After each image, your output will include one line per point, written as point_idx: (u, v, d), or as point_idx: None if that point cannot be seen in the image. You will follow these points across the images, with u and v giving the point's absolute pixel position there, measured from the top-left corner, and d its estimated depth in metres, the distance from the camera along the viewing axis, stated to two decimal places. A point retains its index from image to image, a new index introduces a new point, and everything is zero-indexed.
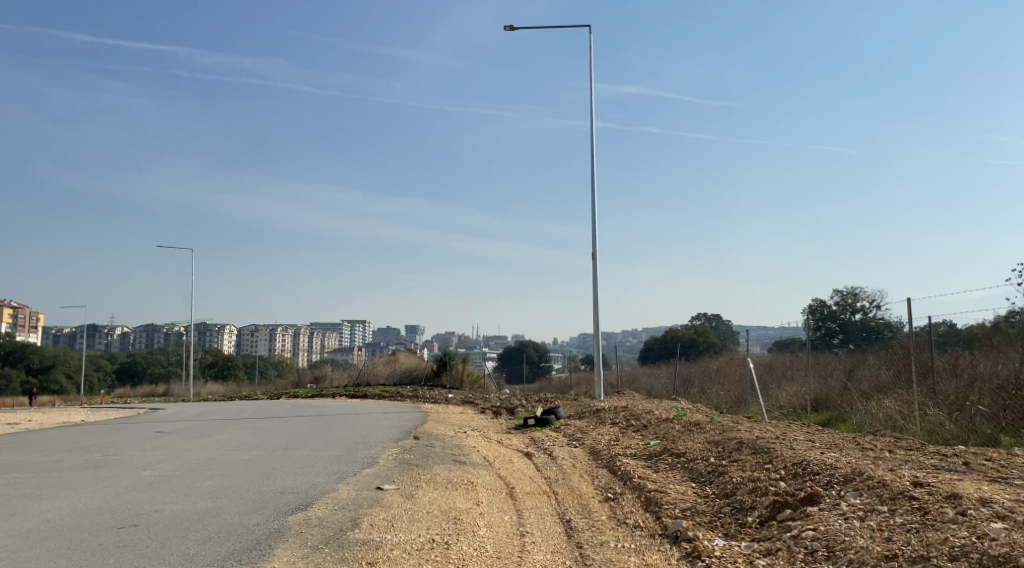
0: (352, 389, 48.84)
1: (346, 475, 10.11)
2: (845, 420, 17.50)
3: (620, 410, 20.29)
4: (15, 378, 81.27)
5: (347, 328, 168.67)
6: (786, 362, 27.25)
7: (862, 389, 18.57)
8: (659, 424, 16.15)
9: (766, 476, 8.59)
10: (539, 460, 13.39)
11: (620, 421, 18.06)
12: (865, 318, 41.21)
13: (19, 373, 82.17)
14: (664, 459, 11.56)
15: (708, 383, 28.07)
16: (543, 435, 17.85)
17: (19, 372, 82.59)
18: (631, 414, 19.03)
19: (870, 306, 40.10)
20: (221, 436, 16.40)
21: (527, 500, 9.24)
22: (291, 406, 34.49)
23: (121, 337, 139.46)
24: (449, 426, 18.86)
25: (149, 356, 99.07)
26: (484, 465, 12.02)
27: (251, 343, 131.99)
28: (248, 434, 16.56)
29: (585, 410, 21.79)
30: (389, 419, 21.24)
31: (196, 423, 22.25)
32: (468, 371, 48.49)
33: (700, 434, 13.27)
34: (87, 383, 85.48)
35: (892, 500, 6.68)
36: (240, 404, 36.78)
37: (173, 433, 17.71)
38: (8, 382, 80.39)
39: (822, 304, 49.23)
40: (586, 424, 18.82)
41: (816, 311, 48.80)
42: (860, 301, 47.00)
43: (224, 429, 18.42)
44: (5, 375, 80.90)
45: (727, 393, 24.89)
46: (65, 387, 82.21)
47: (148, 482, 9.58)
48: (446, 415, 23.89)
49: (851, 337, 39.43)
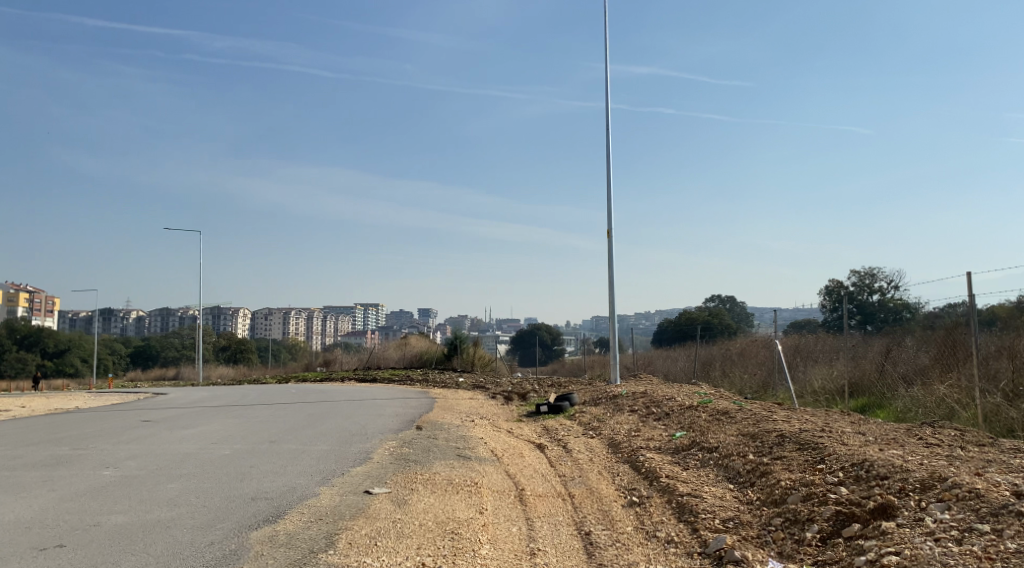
0: (361, 373, 47.76)
1: (331, 476, 8.88)
2: (885, 407, 16.11)
3: (639, 397, 18.99)
4: (31, 362, 80.68)
5: (360, 310, 167.86)
6: (812, 344, 25.93)
7: (901, 374, 17.21)
8: (683, 413, 14.80)
9: (821, 478, 7.28)
10: (552, 454, 12.09)
11: (640, 409, 16.75)
12: (886, 300, 39.70)
13: (35, 356, 81.41)
14: (693, 455, 10.25)
15: (730, 367, 26.79)
16: (557, 424, 16.54)
17: (34, 355, 81.87)
18: (652, 401, 17.71)
19: (891, 286, 38.59)
20: (209, 425, 15.22)
21: (540, 506, 7.97)
22: (297, 391, 33.31)
23: (137, 321, 139.36)
24: (456, 414, 17.58)
25: (164, 339, 98.46)
26: (491, 461, 10.75)
27: (265, 327, 131.56)
28: (237, 424, 15.34)
29: (602, 396, 20.50)
30: (393, 406, 19.98)
31: (191, 410, 21.10)
32: (480, 354, 47.20)
33: (732, 425, 11.94)
34: (102, 366, 84.87)
35: (995, 518, 5.40)
36: (246, 389, 35.65)
37: (160, 422, 16.57)
38: (24, 364, 79.78)
39: (838, 285, 47.69)
40: (603, 411, 17.51)
41: (833, 292, 47.28)
42: (879, 282, 45.45)
43: (214, 417, 17.26)
44: (21, 358, 80.25)
45: (751, 378, 23.58)
46: (81, 371, 81.61)
47: (101, 485, 8.38)
48: (455, 401, 22.62)
49: (873, 319, 37.95)
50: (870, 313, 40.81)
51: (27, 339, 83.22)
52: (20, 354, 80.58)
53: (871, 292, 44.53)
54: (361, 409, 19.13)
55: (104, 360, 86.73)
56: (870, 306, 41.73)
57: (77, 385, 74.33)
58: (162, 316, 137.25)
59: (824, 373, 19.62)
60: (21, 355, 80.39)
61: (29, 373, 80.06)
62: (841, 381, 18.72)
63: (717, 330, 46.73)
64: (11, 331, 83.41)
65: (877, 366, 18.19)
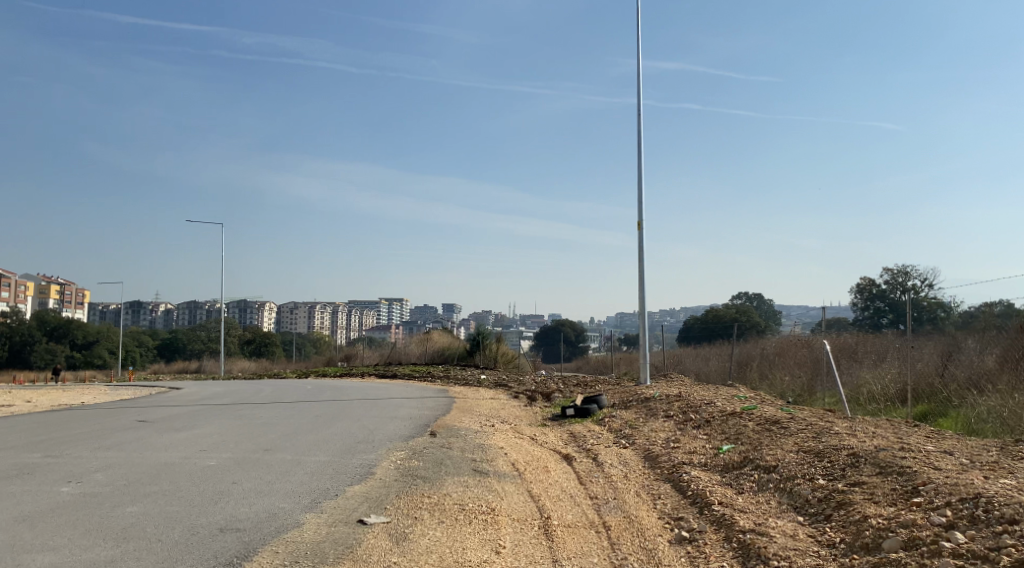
0: (381, 368, 46.58)
1: (323, 498, 7.54)
2: (952, 416, 14.55)
3: (674, 400, 17.53)
4: (59, 354, 80.34)
5: (384, 305, 167.33)
6: (856, 344, 24.33)
7: (964, 379, 15.57)
8: (725, 421, 13.34)
9: (925, 519, 5.86)
10: (581, 468, 10.69)
11: (676, 414, 15.32)
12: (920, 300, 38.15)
13: (64, 348, 81.19)
14: (747, 476, 8.86)
15: (768, 367, 25.21)
16: (584, 430, 15.14)
17: (63, 346, 81.68)
18: (688, 405, 16.27)
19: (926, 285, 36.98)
20: (205, 427, 13.93)
21: (571, 541, 6.59)
22: (314, 388, 32.13)
23: (165, 314, 139.73)
24: (474, 417, 16.19)
25: (190, 332, 98.09)
26: (511, 477, 9.36)
27: (290, 321, 131.45)
28: (237, 427, 14.04)
29: (632, 398, 19.06)
30: (409, 406, 18.66)
31: (196, 408, 19.88)
32: (502, 351, 45.79)
33: (787, 439, 10.51)
34: (129, 357, 84.48)
35: None
36: (260, 385, 34.42)
37: (157, 421, 15.31)
38: (53, 356, 79.44)
39: (869, 283, 45.87)
40: (635, 416, 16.07)
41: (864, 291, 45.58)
42: (912, 280, 43.72)
43: (216, 418, 15.98)
44: (50, 350, 79.81)
45: (792, 379, 22.03)
46: (109, 363, 81.21)
47: (48, 507, 7.05)
48: (475, 401, 21.26)
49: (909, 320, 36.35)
50: (904, 314, 39.13)
51: (56, 330, 82.74)
52: (49, 345, 80.21)
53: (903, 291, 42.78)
54: (373, 410, 17.80)
55: (132, 352, 86.42)
56: (905, 307, 39.79)
57: (103, 378, 73.66)
58: (190, 309, 137.12)
59: (874, 376, 17.99)
60: (50, 347, 80.01)
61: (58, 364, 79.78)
62: (894, 385, 17.09)
63: (744, 330, 45.01)
64: (41, 322, 83.04)
65: (937, 369, 16.55)
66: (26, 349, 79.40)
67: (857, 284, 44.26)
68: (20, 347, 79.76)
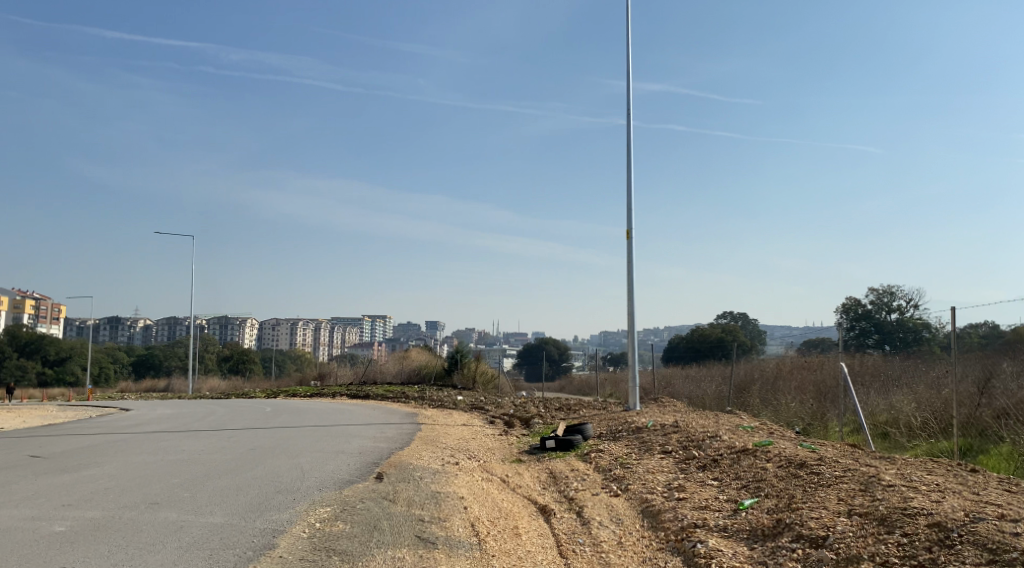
0: (355, 388, 43.91)
1: None
2: (1005, 455, 12.25)
3: (669, 431, 15.11)
4: (31, 370, 77.12)
5: (367, 323, 163.88)
6: (867, 366, 21.97)
7: (1008, 409, 13.26)
8: (737, 463, 10.92)
9: None
10: (560, 530, 8.26)
11: (674, 451, 12.92)
12: (910, 321, 36.43)
13: (36, 365, 77.93)
14: (785, 552, 6.52)
15: (769, 392, 22.85)
16: (566, 469, 12.75)
17: (35, 363, 78.21)
18: (687, 439, 13.87)
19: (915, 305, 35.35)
20: (104, 466, 11.40)
21: None
22: (274, 410, 29.37)
23: (144, 329, 135.93)
24: (439, 452, 13.74)
25: (168, 348, 94.77)
26: (468, 552, 6.92)
27: (271, 337, 128.29)
28: (142, 465, 11.50)
29: (623, 428, 16.60)
30: (365, 438, 16.08)
31: (122, 436, 17.28)
32: (482, 370, 43.22)
33: (826, 490, 8.12)
34: (102, 374, 81.12)
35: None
36: (217, 407, 31.68)
37: (53, 457, 12.69)
38: (24, 372, 76.19)
39: (855, 303, 43.96)
40: (625, 452, 13.64)
41: (849, 312, 43.78)
42: (898, 299, 42.03)
43: (129, 452, 13.39)
44: (21, 366, 76.51)
45: (800, 406, 19.70)
46: (81, 379, 77.84)
47: None
48: (442, 429, 18.81)
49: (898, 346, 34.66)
50: (892, 335, 37.50)
51: (29, 346, 79.19)
52: (20, 361, 76.91)
53: (888, 312, 41.18)
54: (321, 441, 15.26)
55: (106, 368, 83.17)
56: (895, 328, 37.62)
57: (73, 395, 70.40)
58: (169, 326, 133.58)
59: (897, 402, 15.72)
60: (21, 362, 76.76)
61: (29, 382, 76.51)
62: (923, 412, 14.77)
63: (732, 353, 42.64)
64: (13, 338, 79.60)
65: (973, 396, 14.24)
66: None
67: (842, 304, 42.13)
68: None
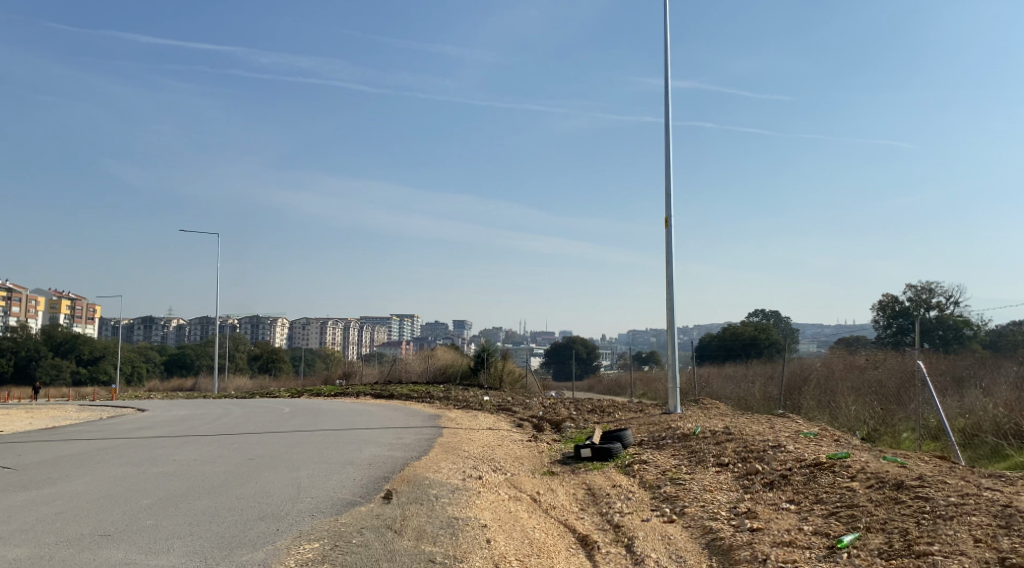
0: (379, 388, 42.40)
1: None
2: None
3: (721, 439, 13.31)
4: (65, 369, 76.53)
5: (395, 321, 162.67)
6: (929, 360, 19.96)
7: None
8: (813, 482, 9.11)
9: None
10: None
11: (733, 464, 11.11)
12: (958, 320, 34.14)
13: (69, 364, 77.44)
14: None
15: (823, 394, 20.84)
16: (607, 484, 11.04)
17: (69, 362, 77.71)
18: (745, 449, 12.06)
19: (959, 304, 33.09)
20: (71, 481, 9.91)
21: None
22: (292, 412, 27.86)
23: (177, 329, 135.74)
24: (463, 464, 12.09)
25: (199, 346, 93.97)
26: None
27: (301, 336, 127.47)
28: (117, 480, 9.97)
29: (667, 435, 14.79)
30: (380, 445, 14.45)
31: (119, 442, 15.85)
32: (509, 369, 41.56)
33: (952, 524, 6.32)
34: (134, 374, 80.41)
35: None
36: (234, 408, 30.24)
37: (26, 468, 11.25)
38: (59, 372, 75.63)
39: (893, 299, 41.53)
40: (674, 465, 11.87)
41: (887, 308, 41.41)
42: (938, 295, 39.64)
43: (110, 463, 11.85)
44: (56, 365, 75.98)
45: (863, 409, 17.72)
46: (113, 377, 77.08)
47: None
48: (465, 435, 17.16)
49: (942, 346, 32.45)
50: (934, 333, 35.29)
51: (63, 345, 78.86)
52: (55, 360, 76.30)
53: (927, 308, 38.84)
54: (330, 449, 13.64)
55: (138, 367, 82.49)
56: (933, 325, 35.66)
57: (103, 394, 69.52)
58: (201, 324, 133.20)
59: (980, 406, 13.80)
60: (56, 361, 76.20)
61: (64, 380, 75.78)
62: (1016, 417, 12.81)
63: (766, 351, 40.67)
64: (47, 336, 79.08)
65: None
66: (32, 365, 75.22)
67: (878, 300, 40.05)
68: (26, 361, 75.68)
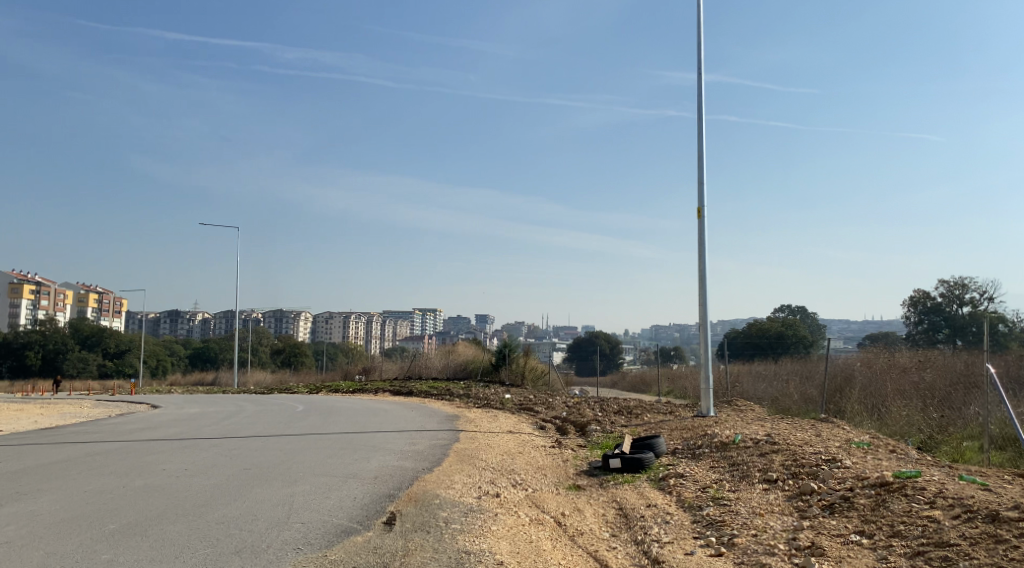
0: (399, 384, 41.32)
1: None
2: None
3: (765, 450, 12.01)
4: (92, 362, 76.03)
5: (418, 317, 161.87)
6: (983, 361, 18.50)
7: None
8: (886, 508, 7.84)
9: None
10: None
11: (782, 483, 9.84)
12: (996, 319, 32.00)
13: (96, 356, 77.04)
14: None
15: (868, 396, 19.39)
16: (641, 501, 9.81)
17: (95, 355, 77.31)
18: (794, 462, 10.77)
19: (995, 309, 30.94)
20: (38, 497, 8.82)
21: None
22: (306, 410, 26.81)
23: (202, 323, 135.71)
24: (479, 477, 10.89)
25: (223, 340, 93.54)
26: None
27: (324, 331, 126.93)
28: (88, 496, 8.84)
29: (702, 444, 13.50)
30: (390, 452, 13.28)
31: (112, 445, 14.77)
32: (531, 365, 40.49)
33: None
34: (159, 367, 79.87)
35: None
36: (248, 405, 29.27)
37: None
38: (85, 364, 75.14)
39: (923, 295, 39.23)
40: (715, 480, 10.61)
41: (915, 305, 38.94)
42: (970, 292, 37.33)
43: (90, 471, 10.75)
44: (83, 358, 75.65)
45: (915, 415, 16.30)
46: (137, 370, 76.71)
47: None
48: (483, 440, 15.97)
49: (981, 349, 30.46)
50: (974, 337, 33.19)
51: (90, 338, 78.47)
52: (82, 353, 76.01)
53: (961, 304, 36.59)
54: (334, 457, 12.47)
55: (163, 361, 82.07)
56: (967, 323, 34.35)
57: (127, 387, 69.10)
58: (226, 318, 132.97)
59: None
60: (82, 355, 75.80)
61: (91, 373, 75.38)
62: None
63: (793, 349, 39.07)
64: (75, 330, 78.89)
65: None
66: (59, 357, 74.91)
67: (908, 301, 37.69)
68: (53, 354, 75.46)
